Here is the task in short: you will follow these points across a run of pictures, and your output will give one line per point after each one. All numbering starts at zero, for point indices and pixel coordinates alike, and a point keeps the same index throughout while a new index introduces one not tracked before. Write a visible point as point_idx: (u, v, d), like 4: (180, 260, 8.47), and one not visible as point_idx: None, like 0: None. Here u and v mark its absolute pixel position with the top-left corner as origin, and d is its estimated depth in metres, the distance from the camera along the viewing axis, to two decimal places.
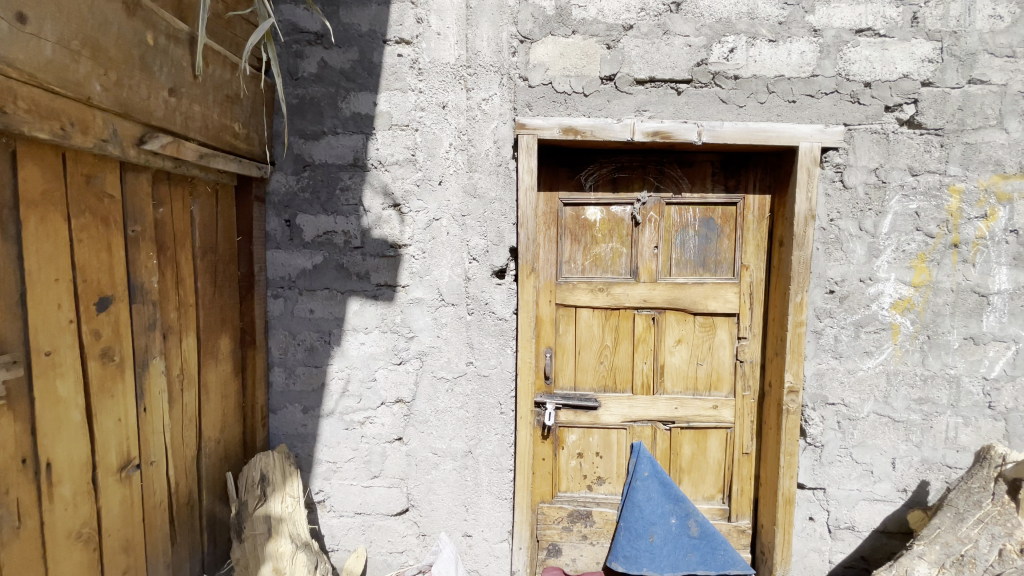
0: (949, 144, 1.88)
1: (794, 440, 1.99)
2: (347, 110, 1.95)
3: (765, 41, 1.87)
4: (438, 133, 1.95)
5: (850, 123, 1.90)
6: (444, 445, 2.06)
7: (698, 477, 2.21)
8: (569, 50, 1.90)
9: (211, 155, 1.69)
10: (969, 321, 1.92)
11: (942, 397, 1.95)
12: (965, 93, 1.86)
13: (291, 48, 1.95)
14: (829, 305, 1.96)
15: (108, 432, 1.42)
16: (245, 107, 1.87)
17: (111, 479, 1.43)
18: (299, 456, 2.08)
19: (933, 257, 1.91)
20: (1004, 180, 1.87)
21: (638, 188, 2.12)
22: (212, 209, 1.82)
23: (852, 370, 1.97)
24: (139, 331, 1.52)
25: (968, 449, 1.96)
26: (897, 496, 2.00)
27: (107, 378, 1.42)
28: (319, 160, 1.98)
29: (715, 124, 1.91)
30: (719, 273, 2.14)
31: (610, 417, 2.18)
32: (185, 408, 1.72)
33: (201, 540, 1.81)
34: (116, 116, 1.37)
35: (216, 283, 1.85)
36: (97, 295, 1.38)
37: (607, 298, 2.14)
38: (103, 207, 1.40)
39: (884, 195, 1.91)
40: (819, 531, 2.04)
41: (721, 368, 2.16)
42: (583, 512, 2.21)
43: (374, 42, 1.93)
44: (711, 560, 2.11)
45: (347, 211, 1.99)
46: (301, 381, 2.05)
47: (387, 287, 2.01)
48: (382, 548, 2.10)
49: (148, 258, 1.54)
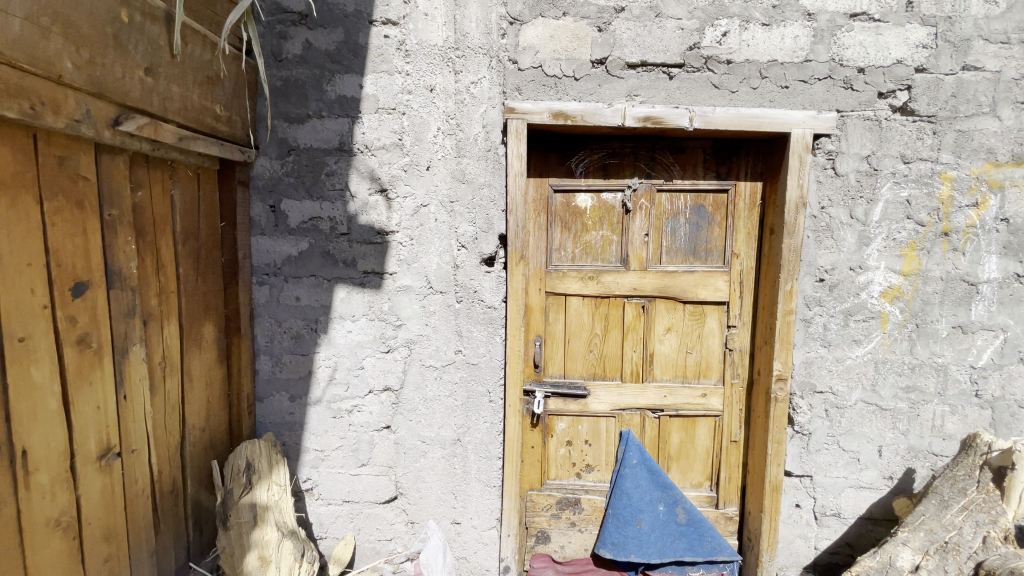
0: (942, 132, 1.86)
1: (781, 428, 1.99)
2: (332, 93, 1.91)
3: (758, 25, 1.84)
4: (426, 117, 1.91)
5: (843, 110, 1.88)
6: (432, 433, 2.05)
7: (686, 465, 2.21)
8: (559, 33, 1.86)
9: (191, 138, 1.64)
10: (958, 310, 1.92)
11: (929, 385, 1.96)
12: (959, 80, 1.84)
13: (274, 28, 1.89)
14: (819, 294, 1.95)
15: (87, 419, 1.40)
16: (227, 89, 1.82)
17: (90, 468, 1.41)
18: (286, 444, 2.07)
19: (923, 245, 1.91)
20: (996, 167, 1.86)
21: (629, 174, 2.09)
22: (193, 194, 1.78)
23: (840, 358, 1.97)
24: (118, 317, 1.49)
25: (954, 437, 1.97)
26: (883, 484, 2.02)
27: (84, 365, 1.39)
28: (304, 144, 1.93)
29: (708, 109, 1.88)
30: (710, 260, 2.12)
31: (599, 405, 2.18)
32: (168, 397, 1.69)
33: (186, 528, 1.80)
34: (89, 96, 1.33)
35: (199, 269, 1.81)
36: (73, 280, 1.35)
37: (597, 286, 2.13)
38: (78, 189, 1.36)
39: (875, 183, 1.90)
40: (805, 518, 2.06)
41: (711, 356, 2.16)
42: (571, 499, 2.22)
43: (360, 23, 1.88)
44: (699, 547, 2.11)
45: (333, 196, 1.95)
46: (287, 369, 2.03)
47: (375, 274, 1.98)
48: (371, 535, 2.10)
49: (126, 243, 1.51)
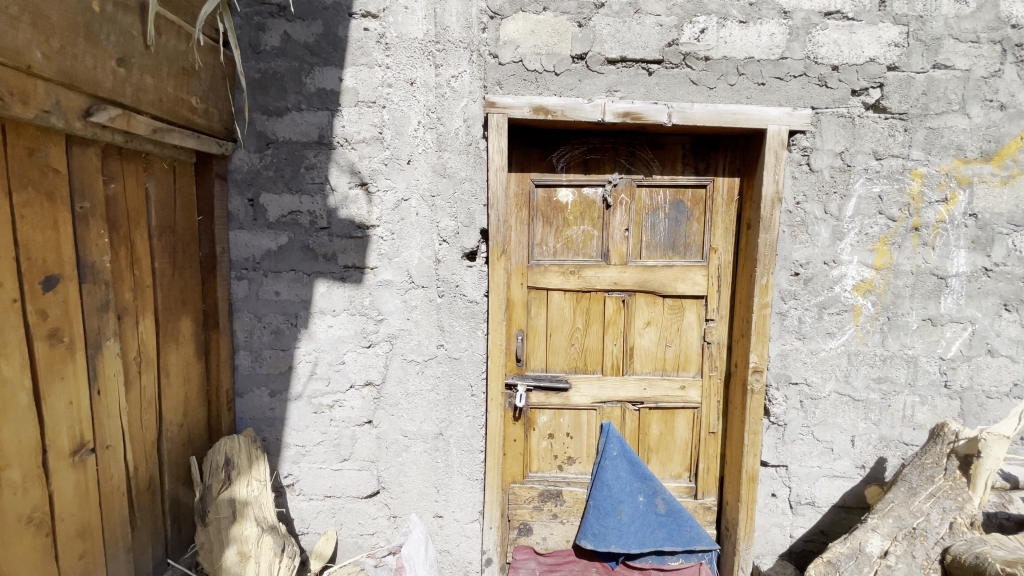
0: (913, 129, 1.91)
1: (758, 419, 2.03)
2: (312, 86, 1.90)
3: (735, 22, 1.86)
4: (407, 110, 1.91)
5: (818, 107, 1.92)
6: (414, 427, 2.05)
7: (666, 456, 2.25)
8: (540, 27, 1.87)
9: (166, 130, 1.62)
10: (928, 303, 1.97)
11: (900, 376, 2.01)
12: (930, 78, 1.88)
13: (252, 20, 1.87)
14: (794, 287, 1.99)
15: (59, 415, 1.38)
16: (203, 80, 1.80)
17: (63, 464, 1.40)
18: (266, 440, 2.06)
19: (894, 240, 1.95)
20: (965, 164, 1.91)
21: (610, 170, 2.11)
22: (169, 187, 1.76)
23: (815, 350, 2.01)
24: (90, 311, 1.47)
25: (924, 427, 2.03)
26: (855, 472, 2.07)
27: (56, 359, 1.37)
28: (283, 137, 1.92)
29: (686, 105, 1.90)
30: (688, 255, 2.15)
31: (580, 398, 2.20)
32: (144, 392, 1.67)
33: (164, 525, 1.78)
34: (59, 86, 1.31)
35: (175, 263, 1.79)
36: (43, 274, 1.33)
37: (578, 281, 2.15)
38: (49, 181, 1.34)
39: (849, 178, 1.94)
40: (781, 507, 2.10)
41: (689, 349, 2.19)
42: (553, 492, 2.24)
43: (340, 15, 1.86)
44: (678, 536, 2.16)
45: (312, 189, 1.94)
46: (267, 364, 2.02)
47: (356, 269, 1.97)
48: (353, 530, 2.10)
49: (99, 236, 1.48)
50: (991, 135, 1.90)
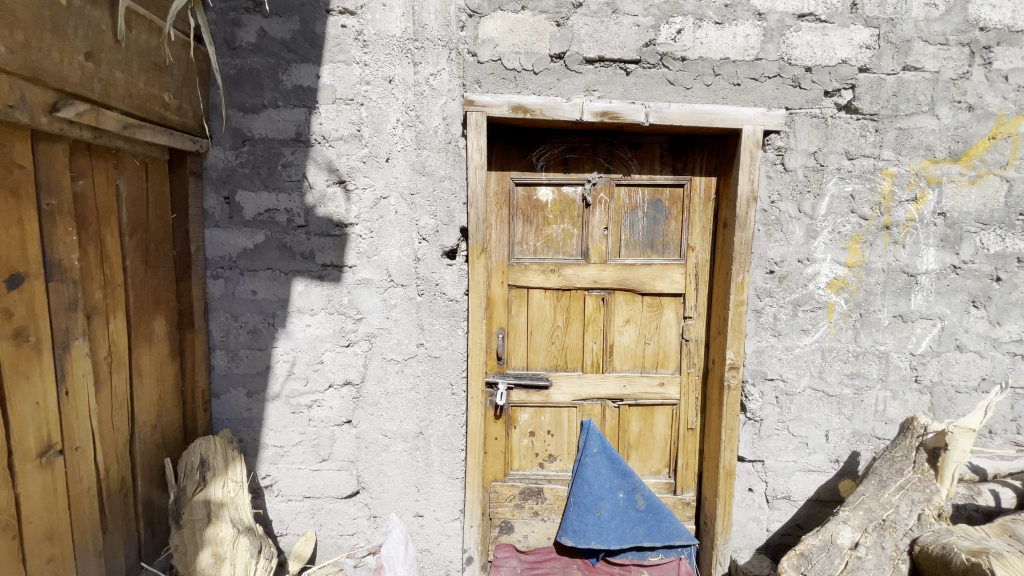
0: (883, 129, 1.95)
1: (734, 414, 2.07)
2: (288, 83, 1.88)
3: (711, 23, 1.89)
4: (385, 108, 1.90)
5: (792, 108, 1.95)
6: (394, 426, 2.04)
7: (645, 452, 2.27)
8: (518, 26, 1.87)
9: (137, 126, 1.60)
10: (898, 300, 2.02)
11: (872, 371, 2.05)
12: (900, 80, 1.92)
13: (227, 15, 1.85)
14: (769, 285, 2.02)
15: (25, 416, 1.35)
16: (176, 76, 1.77)
17: (30, 466, 1.37)
18: (243, 440, 2.04)
19: (866, 238, 1.99)
20: (934, 164, 1.96)
21: (589, 169, 2.12)
22: (141, 184, 1.72)
23: (789, 346, 2.05)
24: (58, 310, 1.44)
25: (895, 421, 2.07)
26: (830, 466, 2.11)
27: (21, 359, 1.34)
28: (259, 134, 1.90)
29: (663, 105, 1.92)
30: (666, 254, 2.18)
31: (561, 396, 2.21)
32: (115, 393, 1.64)
33: (137, 528, 1.75)
34: (24, 80, 1.28)
35: (148, 261, 1.76)
36: (7, 272, 1.30)
37: (558, 279, 2.15)
38: (13, 178, 1.31)
39: (822, 178, 1.97)
40: (757, 501, 2.13)
41: (668, 347, 2.22)
42: (534, 489, 2.25)
43: (316, 12, 1.85)
44: (657, 532, 2.19)
45: (289, 187, 1.92)
46: (244, 364, 2.00)
47: (334, 268, 1.96)
48: (333, 530, 2.09)
49: (67, 234, 1.45)
50: (960, 135, 1.94)
